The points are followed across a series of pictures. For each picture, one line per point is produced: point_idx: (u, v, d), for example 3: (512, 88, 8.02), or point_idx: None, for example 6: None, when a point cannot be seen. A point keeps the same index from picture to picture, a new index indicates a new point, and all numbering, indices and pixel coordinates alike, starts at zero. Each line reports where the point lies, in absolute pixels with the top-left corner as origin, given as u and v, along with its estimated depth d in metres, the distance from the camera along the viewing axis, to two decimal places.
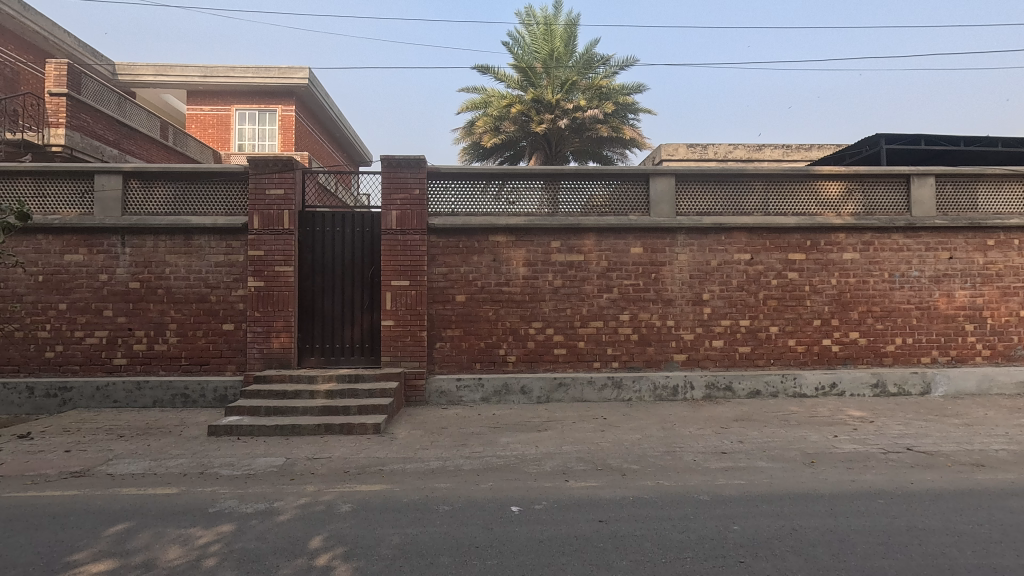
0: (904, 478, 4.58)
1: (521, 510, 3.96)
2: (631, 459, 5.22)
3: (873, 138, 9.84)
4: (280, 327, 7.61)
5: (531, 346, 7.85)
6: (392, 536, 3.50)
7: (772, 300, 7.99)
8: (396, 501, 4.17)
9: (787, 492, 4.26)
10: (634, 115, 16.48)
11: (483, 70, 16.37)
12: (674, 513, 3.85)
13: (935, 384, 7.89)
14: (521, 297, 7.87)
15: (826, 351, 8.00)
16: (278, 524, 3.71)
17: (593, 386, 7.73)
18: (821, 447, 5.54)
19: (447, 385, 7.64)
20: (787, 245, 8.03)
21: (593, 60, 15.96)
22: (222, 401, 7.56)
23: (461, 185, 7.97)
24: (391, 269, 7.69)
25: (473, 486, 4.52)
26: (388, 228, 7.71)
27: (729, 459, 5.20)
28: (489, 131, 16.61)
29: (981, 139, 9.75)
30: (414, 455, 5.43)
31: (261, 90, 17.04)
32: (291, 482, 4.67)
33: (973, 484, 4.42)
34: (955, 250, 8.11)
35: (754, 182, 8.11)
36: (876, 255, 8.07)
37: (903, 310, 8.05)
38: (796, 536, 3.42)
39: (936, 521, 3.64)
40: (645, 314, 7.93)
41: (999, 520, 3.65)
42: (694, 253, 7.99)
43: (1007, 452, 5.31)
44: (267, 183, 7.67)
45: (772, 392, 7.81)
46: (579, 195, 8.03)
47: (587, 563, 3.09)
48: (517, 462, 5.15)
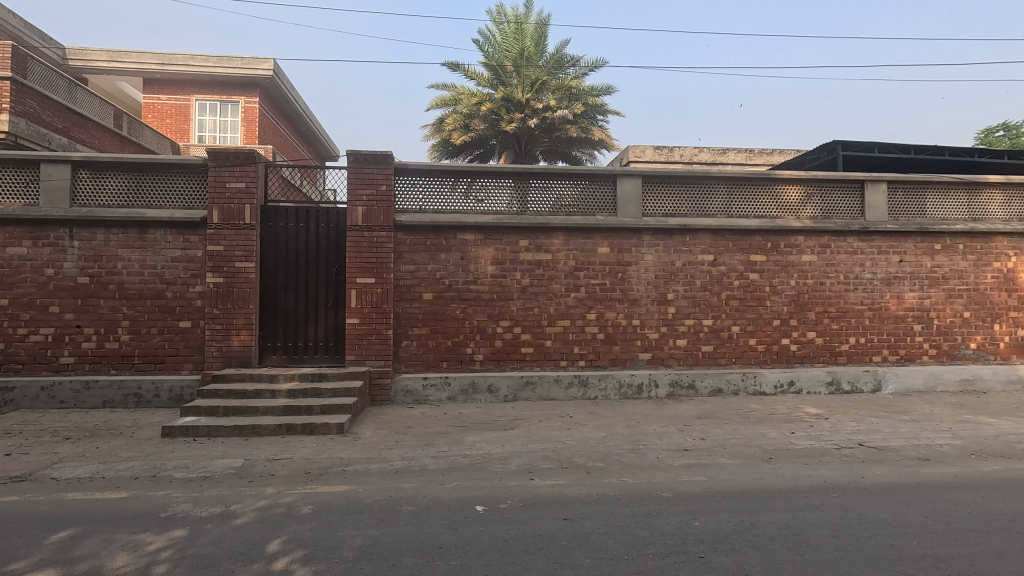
0: (857, 473, 4.75)
1: (487, 510, 3.94)
2: (596, 457, 5.26)
3: (831, 144, 10.19)
4: (240, 325, 7.38)
5: (498, 345, 7.83)
6: (354, 538, 3.43)
7: (733, 301, 8.19)
8: (360, 502, 4.09)
9: (747, 488, 4.36)
10: (603, 116, 16.66)
11: (453, 67, 16.28)
12: (638, 510, 3.89)
13: (885, 381, 8.23)
14: (489, 296, 7.85)
15: (785, 351, 8.25)
16: (235, 529, 3.59)
17: (560, 384, 7.76)
18: (779, 443, 5.70)
19: (414, 384, 7.56)
20: (749, 247, 8.24)
21: (563, 60, 16.04)
22: (178, 402, 7.29)
23: (429, 182, 7.89)
24: (357, 266, 7.56)
25: (438, 486, 4.47)
26: (354, 225, 7.57)
27: (692, 456, 5.30)
28: (459, 128, 16.58)
29: (930, 148, 10.22)
30: (378, 455, 5.35)
31: (223, 80, 16.54)
32: (249, 484, 4.53)
33: (920, 477, 4.62)
34: (905, 254, 8.47)
35: (718, 184, 8.28)
36: (833, 257, 8.35)
37: (857, 311, 8.36)
38: (755, 531, 3.51)
39: (885, 514, 3.79)
40: (612, 314, 8.02)
41: (944, 512, 3.82)
42: (659, 253, 8.12)
43: (951, 447, 5.58)
44: (227, 176, 7.43)
45: (733, 391, 7.99)
46: (548, 194, 8.06)
47: (551, 562, 3.09)
48: (483, 462, 5.13)
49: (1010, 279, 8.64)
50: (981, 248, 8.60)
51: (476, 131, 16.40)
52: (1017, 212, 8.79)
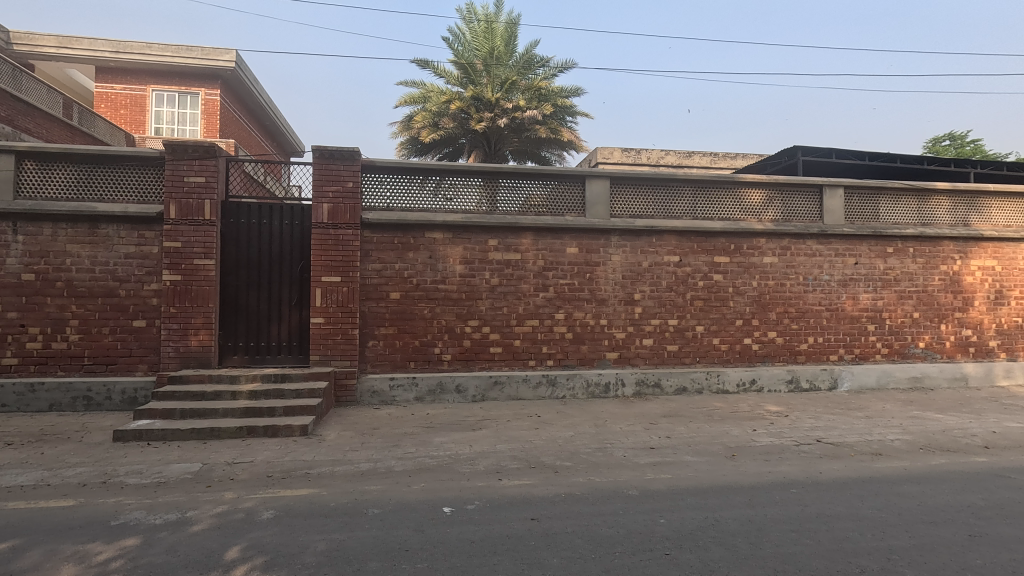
0: (815, 469, 4.90)
1: (454, 511, 3.90)
2: (564, 456, 5.28)
3: (791, 149, 10.49)
4: (199, 325, 7.12)
5: (466, 345, 7.79)
6: (317, 542, 3.36)
7: (698, 301, 8.36)
8: (324, 506, 4.00)
9: (711, 486, 4.44)
10: (572, 117, 16.79)
11: (423, 64, 16.13)
12: (605, 509, 3.92)
13: (841, 379, 8.53)
14: (457, 295, 7.80)
15: (747, 350, 8.45)
16: (192, 536, 3.46)
17: (528, 384, 7.77)
18: (741, 441, 5.84)
19: (380, 385, 7.44)
20: (713, 249, 8.41)
21: (533, 60, 16.07)
22: (131, 404, 6.99)
23: (397, 179, 7.79)
24: (323, 265, 7.40)
25: (404, 488, 4.41)
26: (319, 222, 7.40)
27: (658, 454, 5.38)
28: (428, 126, 16.45)
29: (883, 155, 10.64)
30: (343, 457, 5.24)
31: (182, 71, 15.97)
32: (207, 489, 4.38)
33: (874, 472, 4.80)
34: (860, 257, 8.80)
35: (684, 187, 8.45)
36: (793, 259, 8.61)
37: (816, 311, 8.64)
38: (718, 527, 3.58)
39: (842, 508, 3.91)
40: (580, 314, 8.07)
41: (896, 505, 3.97)
42: (627, 254, 8.21)
43: (902, 441, 5.82)
44: (186, 170, 7.16)
45: (697, 389, 8.16)
46: (517, 194, 8.06)
47: (519, 563, 3.08)
48: (451, 462, 5.08)
49: (956, 281, 9.06)
50: (929, 252, 9.00)
51: (445, 129, 16.29)
52: (962, 218, 9.24)
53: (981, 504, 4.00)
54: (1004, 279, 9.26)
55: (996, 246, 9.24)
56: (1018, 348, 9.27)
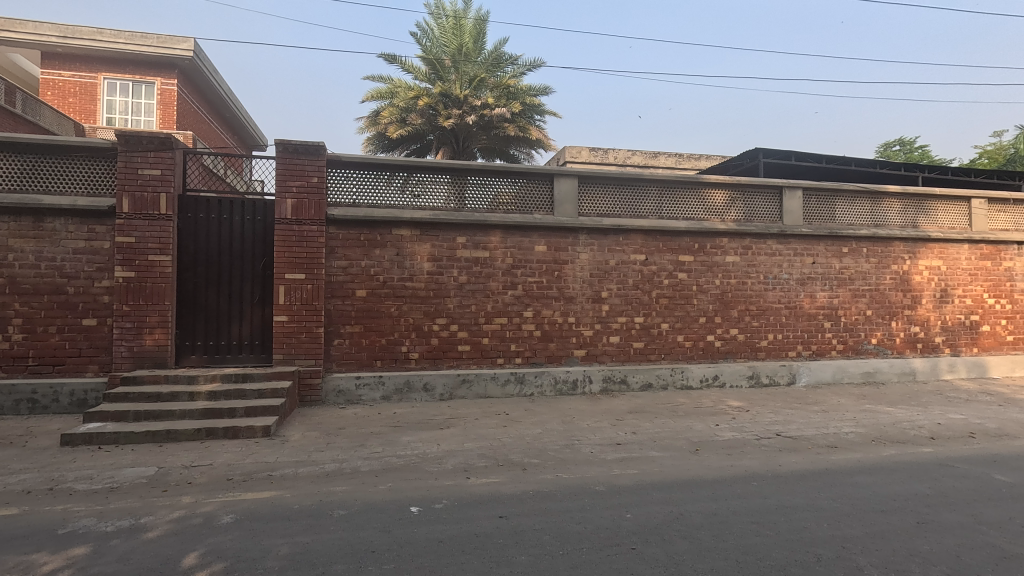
0: (775, 462, 5.06)
1: (421, 511, 3.86)
2: (532, 453, 5.30)
3: (753, 151, 10.76)
4: (154, 323, 6.85)
5: (434, 343, 7.72)
6: (280, 546, 3.27)
7: (663, 299, 8.51)
8: (287, 508, 3.90)
9: (676, 480, 4.52)
10: (540, 116, 16.85)
11: (390, 59, 15.93)
12: (573, 505, 3.94)
13: (800, 374, 8.81)
14: (425, 293, 7.72)
15: (710, 346, 8.65)
16: (146, 543, 3.32)
17: (496, 382, 7.76)
18: (705, 435, 5.97)
19: (346, 384, 7.31)
20: (678, 248, 8.57)
21: (501, 58, 16.04)
22: (80, 406, 6.67)
23: (363, 175, 7.66)
24: (286, 261, 7.21)
25: (371, 488, 4.34)
26: (283, 218, 7.22)
27: (624, 450, 5.45)
28: (395, 121, 16.24)
29: (839, 158, 10.99)
30: (307, 458, 5.13)
31: (136, 59, 15.32)
32: (163, 494, 4.21)
33: (829, 464, 4.98)
34: (817, 256, 9.11)
35: (650, 187, 8.57)
36: (754, 258, 8.85)
37: (775, 309, 8.91)
38: (683, 521, 3.64)
39: (800, 499, 4.04)
40: (548, 312, 8.11)
41: (849, 495, 4.13)
42: (594, 252, 8.29)
43: (855, 434, 6.07)
44: (140, 162, 6.87)
45: (662, 385, 8.31)
46: (486, 192, 8.04)
47: (487, 561, 3.07)
48: (418, 462, 5.03)
49: (906, 281, 9.48)
50: (882, 252, 9.39)
51: (413, 125, 16.14)
52: (911, 219, 9.67)
53: (928, 492, 4.20)
54: (949, 278, 9.73)
55: (942, 246, 9.70)
56: (961, 344, 9.77)
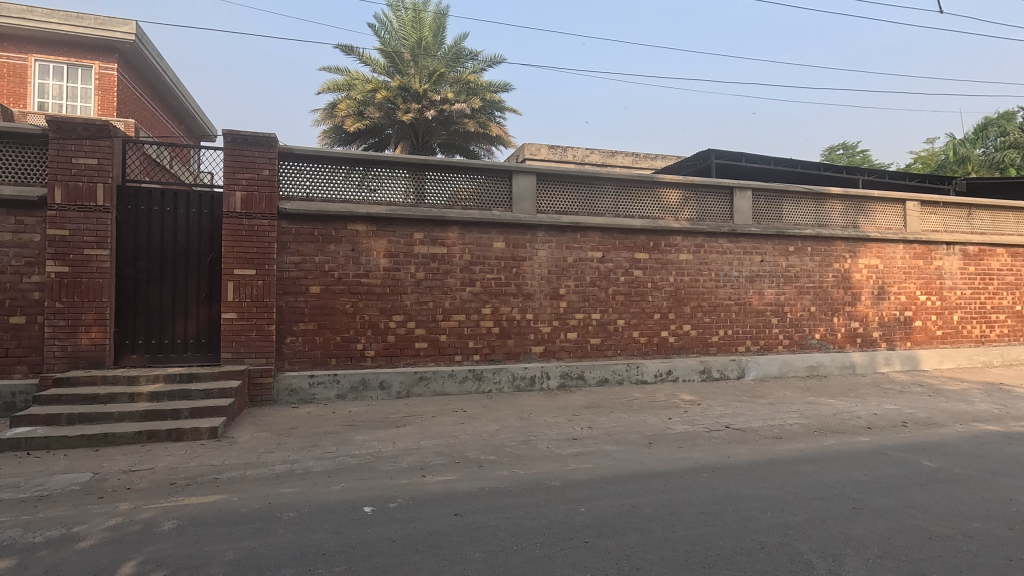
0: (723, 453, 5.23)
1: (375, 511, 3.80)
2: (488, 450, 5.29)
3: (705, 152, 11.06)
4: (90, 321, 6.48)
5: (391, 340, 7.61)
6: (225, 552, 3.15)
7: (620, 295, 8.65)
8: (233, 512, 3.76)
9: (629, 473, 4.61)
10: (500, 112, 16.84)
11: (347, 50, 15.57)
12: (528, 501, 3.97)
13: (748, 368, 9.14)
14: (381, 289, 7.60)
15: (664, 342, 8.86)
16: (78, 553, 3.14)
17: (454, 379, 7.72)
18: (658, 429, 6.11)
19: (299, 383, 7.10)
20: (633, 245, 8.73)
21: (462, 53, 15.91)
22: (7, 410, 6.25)
23: (317, 168, 7.46)
24: (235, 257, 6.95)
25: (323, 489, 4.24)
26: (231, 211, 6.95)
27: (579, 444, 5.52)
28: (353, 114, 15.91)
29: (787, 161, 11.42)
30: (256, 459, 4.97)
31: (72, 41, 14.43)
32: (99, 501, 3.99)
33: (775, 454, 5.18)
34: (765, 255, 9.45)
35: (607, 185, 8.69)
36: (706, 256, 9.12)
37: (726, 306, 9.19)
38: (634, 513, 3.72)
39: (746, 489, 4.19)
40: (506, 308, 8.11)
41: (792, 484, 4.31)
42: (552, 250, 8.35)
43: (798, 425, 6.34)
44: (74, 150, 6.47)
45: (618, 380, 8.45)
46: (444, 188, 7.97)
47: (441, 560, 3.05)
48: (373, 461, 4.95)
49: (847, 278, 9.95)
50: (825, 251, 9.82)
51: (371, 119, 15.85)
52: (851, 220, 10.16)
53: (864, 479, 4.43)
54: (886, 276, 10.28)
55: (879, 246, 10.23)
56: (896, 338, 10.34)
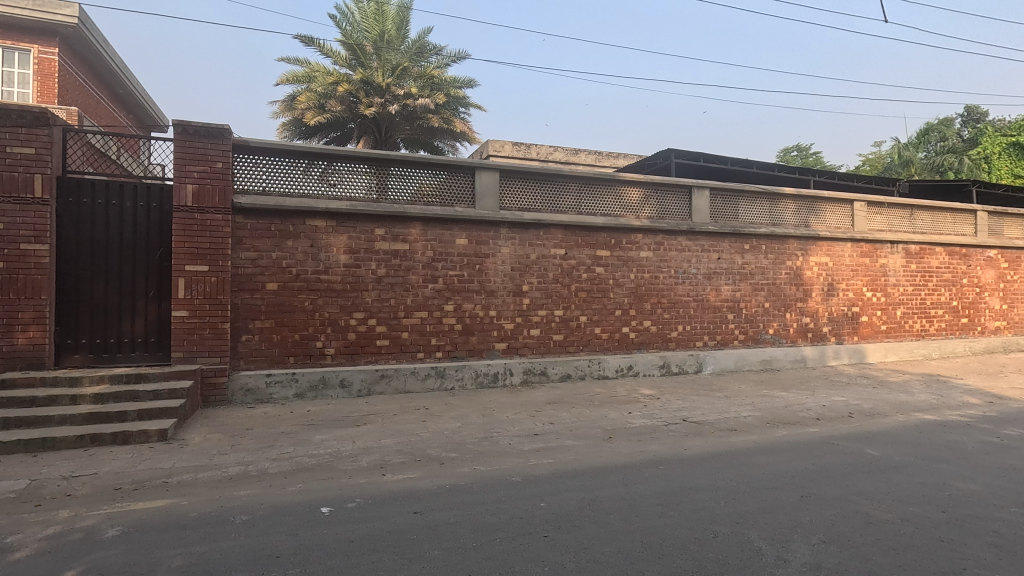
0: (680, 446, 5.36)
1: (333, 511, 3.73)
2: (450, 447, 5.28)
3: (666, 151, 11.28)
4: (28, 320, 6.14)
5: (351, 338, 7.48)
6: (173, 558, 3.04)
7: (582, 292, 8.75)
8: (183, 517, 3.63)
9: (589, 468, 4.66)
10: (465, 108, 16.76)
11: (307, 41, 15.20)
12: (489, 497, 3.97)
13: (706, 363, 9.38)
14: (341, 286, 7.45)
15: (625, 338, 9.00)
16: (12, 565, 2.97)
17: (416, 376, 7.64)
18: (618, 423, 6.21)
19: (255, 383, 6.91)
20: (595, 243, 8.84)
21: (425, 47, 15.75)
22: None
23: (274, 162, 7.26)
24: (186, 252, 6.69)
25: (279, 491, 4.14)
26: (182, 205, 6.68)
27: (541, 440, 5.56)
28: (313, 107, 15.55)
29: (743, 161, 11.75)
30: (208, 462, 4.80)
31: (7, 23, 13.58)
32: (36, 509, 3.79)
33: (729, 446, 5.34)
34: (722, 252, 9.71)
35: (570, 183, 8.76)
36: (666, 254, 9.31)
37: (684, 302, 9.41)
38: (593, 506, 3.77)
39: (702, 480, 4.30)
40: (469, 305, 8.08)
41: (745, 475, 4.45)
42: (515, 246, 8.36)
43: (752, 417, 6.55)
44: (8, 139, 6.10)
45: (580, 375, 8.54)
46: (406, 183, 7.87)
47: (399, 558, 3.02)
48: (332, 461, 4.86)
49: (799, 276, 10.33)
50: (778, 249, 10.16)
51: (332, 112, 15.53)
52: (803, 220, 10.55)
53: (812, 469, 4.61)
54: (835, 274, 10.72)
55: (829, 244, 10.66)
56: (844, 333, 10.80)
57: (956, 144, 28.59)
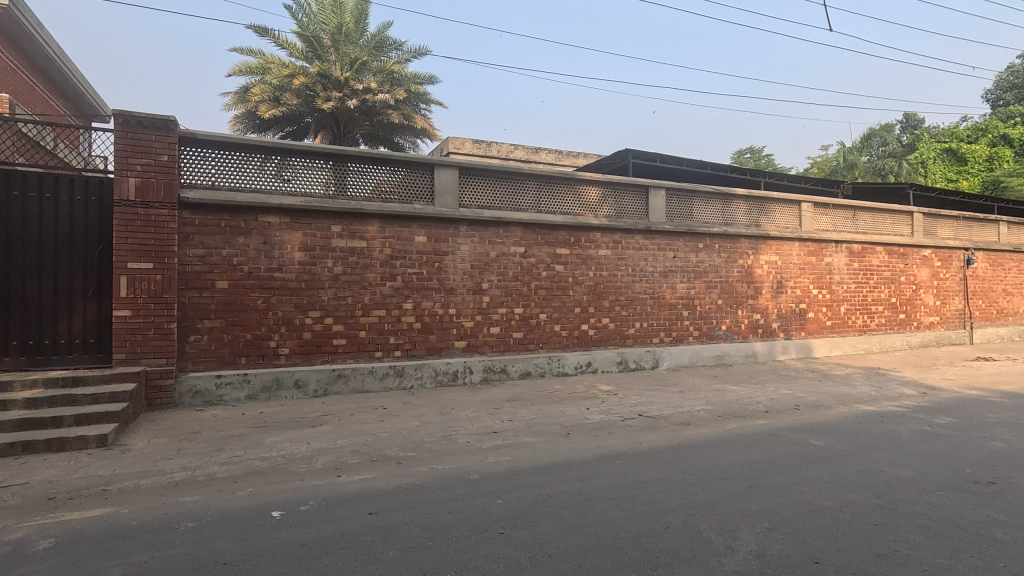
0: (636, 440, 5.47)
1: (284, 515, 3.63)
2: (407, 446, 5.23)
3: (623, 151, 11.45)
4: None
5: (307, 337, 7.30)
6: (110, 569, 2.90)
7: (542, 290, 8.80)
8: (123, 526, 3.47)
9: (546, 464, 4.70)
10: (426, 105, 16.60)
11: (261, 31, 14.72)
12: (446, 495, 3.96)
13: (662, 359, 9.60)
14: (296, 284, 7.27)
15: (584, 335, 9.11)
16: None
17: (374, 375, 7.53)
18: (576, 419, 6.29)
19: (204, 384, 6.66)
20: (555, 241, 8.91)
21: (385, 42, 15.49)
22: None
23: (224, 156, 7.00)
24: (128, 249, 6.38)
25: (227, 495, 4.01)
26: (124, 199, 6.37)
27: (499, 437, 5.57)
28: (268, 100, 15.11)
29: (698, 162, 12.04)
30: (152, 467, 4.60)
31: None
32: None
33: (682, 439, 5.49)
34: (677, 251, 9.95)
35: (529, 181, 8.80)
36: (623, 252, 9.47)
37: (641, 299, 9.60)
38: (549, 502, 3.81)
39: (656, 473, 4.41)
40: (428, 303, 8.02)
41: (696, 467, 4.58)
42: (475, 244, 8.34)
43: (704, 411, 6.76)
44: None
45: (540, 373, 8.61)
46: (364, 179, 7.72)
47: (352, 560, 2.97)
48: (285, 463, 4.74)
49: (750, 274, 10.70)
50: (731, 248, 10.49)
51: (288, 106, 15.12)
52: (754, 220, 10.92)
53: (759, 460, 4.78)
54: (783, 272, 11.14)
55: (778, 243, 11.07)
56: (792, 329, 11.24)
57: (896, 149, 30.18)
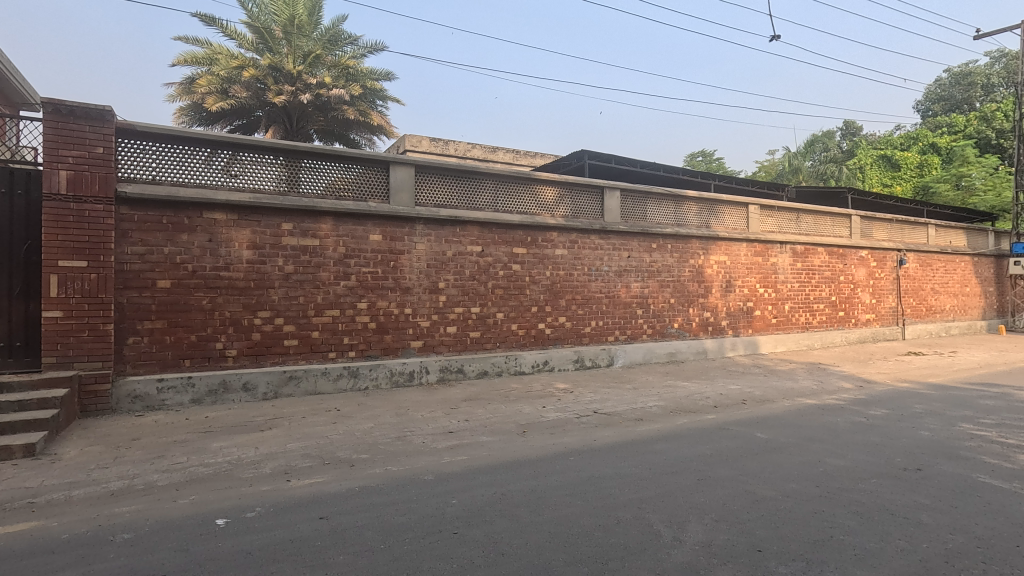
0: (591, 437, 5.55)
1: (229, 522, 3.51)
2: (361, 448, 5.13)
3: (579, 152, 11.58)
4: None
5: (256, 338, 7.06)
6: None
7: (498, 289, 8.81)
8: (52, 539, 3.27)
9: (502, 463, 4.71)
10: (382, 101, 16.35)
11: (208, 20, 14.12)
12: (399, 497, 3.91)
13: (617, 357, 9.79)
14: (245, 284, 7.02)
15: (541, 334, 9.18)
16: None
17: (327, 377, 7.36)
18: (532, 418, 6.33)
19: (145, 389, 6.36)
20: (512, 240, 8.93)
21: (340, 36, 15.16)
22: None
23: (167, 149, 6.69)
24: (59, 246, 6.00)
25: (168, 504, 3.84)
26: (54, 193, 5.99)
27: (455, 437, 5.54)
28: (215, 92, 14.50)
29: (652, 164, 12.30)
30: (85, 477, 4.35)
31: None
32: None
33: (635, 435, 5.61)
34: (631, 251, 10.16)
35: (486, 181, 8.80)
36: (579, 252, 9.59)
37: (597, 298, 9.75)
38: (504, 500, 3.82)
39: (608, 469, 4.49)
40: (383, 303, 7.90)
41: (648, 461, 4.69)
42: (431, 243, 8.27)
43: (657, 407, 6.92)
44: None
45: (497, 372, 8.62)
46: (316, 176, 7.52)
47: (300, 567, 2.89)
48: (231, 469, 4.57)
49: (700, 273, 11.03)
50: (682, 248, 10.79)
51: (236, 99, 14.57)
52: (705, 221, 11.26)
53: (708, 453, 4.94)
54: (732, 271, 11.54)
55: (727, 244, 11.46)
56: (740, 326, 11.65)
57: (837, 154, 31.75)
